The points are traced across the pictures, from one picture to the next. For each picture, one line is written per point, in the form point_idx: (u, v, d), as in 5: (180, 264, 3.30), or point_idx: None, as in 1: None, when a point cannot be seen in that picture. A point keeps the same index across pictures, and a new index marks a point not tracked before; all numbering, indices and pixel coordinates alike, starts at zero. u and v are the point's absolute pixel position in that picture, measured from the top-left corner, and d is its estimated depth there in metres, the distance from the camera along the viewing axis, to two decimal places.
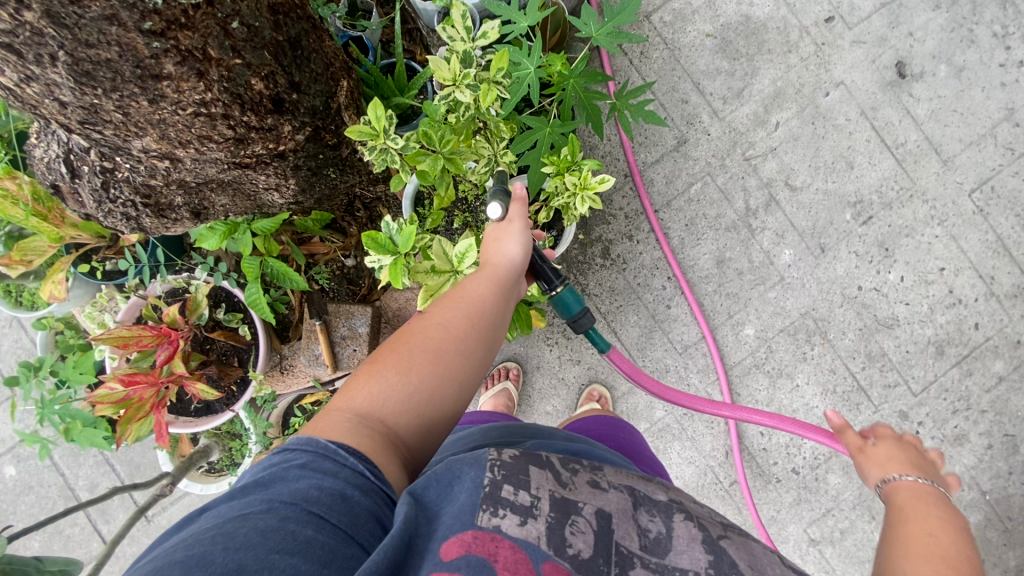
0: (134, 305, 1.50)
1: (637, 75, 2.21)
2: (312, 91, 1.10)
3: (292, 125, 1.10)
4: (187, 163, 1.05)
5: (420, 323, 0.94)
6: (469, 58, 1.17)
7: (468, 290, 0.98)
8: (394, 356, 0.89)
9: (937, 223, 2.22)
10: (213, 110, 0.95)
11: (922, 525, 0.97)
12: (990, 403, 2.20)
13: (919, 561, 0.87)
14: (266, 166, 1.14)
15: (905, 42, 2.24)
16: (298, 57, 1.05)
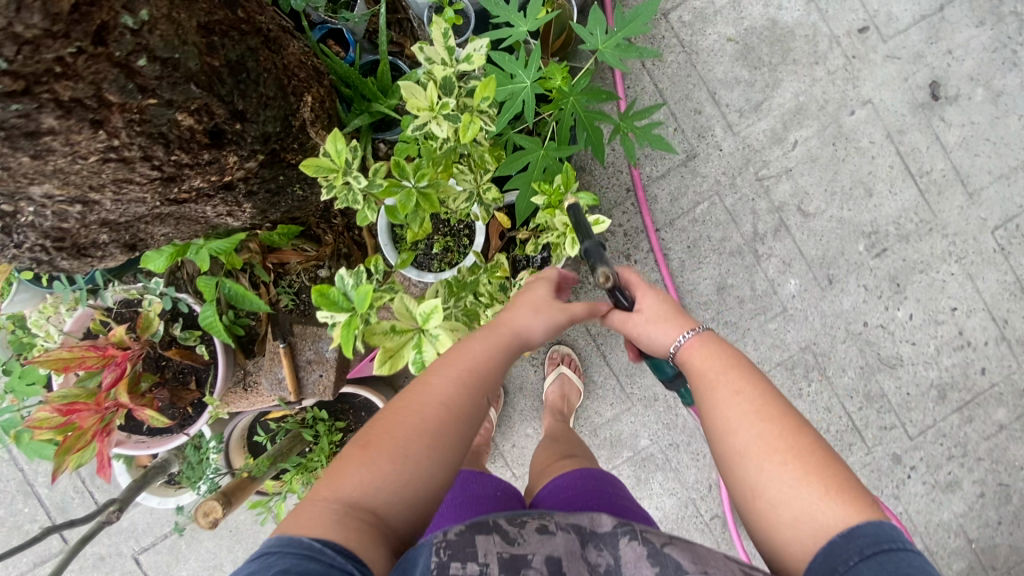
0: (84, 314, 1.40)
1: (649, 79, 2.03)
2: (261, 118, 1.00)
3: (239, 155, 1.00)
4: (106, 205, 0.94)
5: (416, 391, 0.87)
6: (450, 84, 1.05)
7: (470, 355, 0.92)
8: (386, 433, 0.82)
9: (954, 260, 2.08)
10: (127, 155, 0.85)
11: (726, 382, 0.94)
12: (987, 452, 2.13)
13: (776, 464, 0.84)
14: (211, 198, 1.05)
15: (942, 61, 2.06)
16: (240, 81, 0.94)
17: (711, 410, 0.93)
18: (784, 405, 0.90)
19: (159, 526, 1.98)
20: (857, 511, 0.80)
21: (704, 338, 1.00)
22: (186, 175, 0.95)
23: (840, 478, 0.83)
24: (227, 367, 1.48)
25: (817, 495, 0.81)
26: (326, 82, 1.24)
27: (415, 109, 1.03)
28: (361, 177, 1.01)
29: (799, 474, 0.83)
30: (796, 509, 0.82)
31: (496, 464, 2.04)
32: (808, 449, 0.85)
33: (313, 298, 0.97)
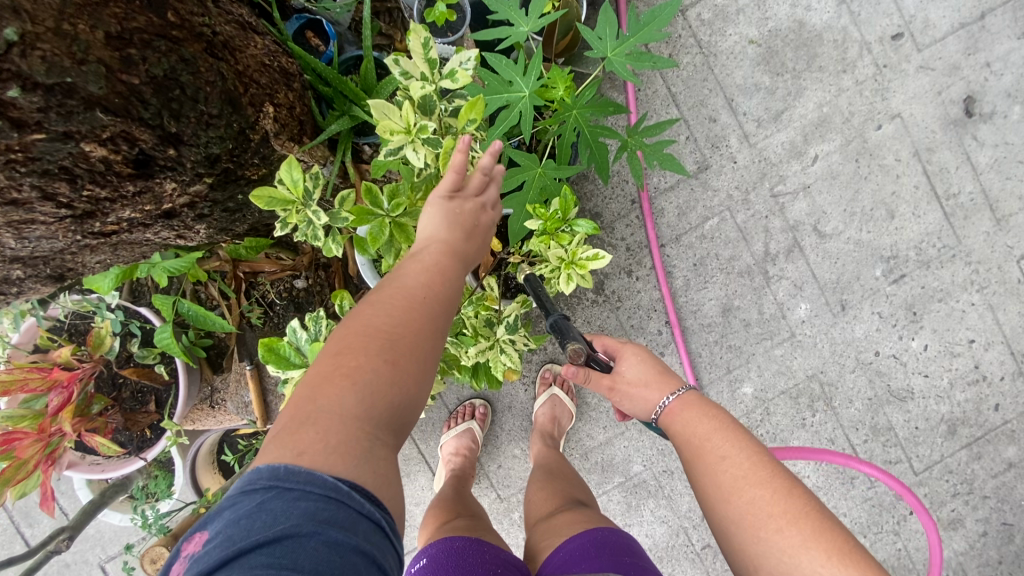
0: (30, 326, 1.26)
1: (662, 81, 1.88)
2: (202, 139, 0.88)
3: (177, 181, 0.89)
4: (16, 244, 0.85)
5: (419, 305, 0.78)
6: (429, 104, 0.93)
7: (459, 268, 0.87)
8: (407, 353, 0.73)
9: (976, 290, 1.95)
10: (20, 197, 0.76)
11: (715, 449, 0.97)
12: (993, 489, 1.99)
13: (771, 530, 0.87)
14: (149, 226, 0.95)
15: (979, 75, 1.90)
16: (170, 100, 0.81)
17: (704, 477, 0.96)
18: (775, 468, 0.93)
19: (127, 534, 1.81)
20: (859, 572, 0.81)
21: (693, 406, 1.05)
22: (107, 209, 0.86)
23: (837, 539, 0.84)
24: (190, 388, 1.37)
25: (815, 561, 0.83)
26: (297, 84, 1.10)
27: (387, 131, 0.88)
28: (320, 212, 0.92)
29: (796, 539, 0.85)
30: (799, 574, 0.83)
31: (481, 484, 1.95)
32: (803, 513, 0.87)
33: (261, 352, 1.04)
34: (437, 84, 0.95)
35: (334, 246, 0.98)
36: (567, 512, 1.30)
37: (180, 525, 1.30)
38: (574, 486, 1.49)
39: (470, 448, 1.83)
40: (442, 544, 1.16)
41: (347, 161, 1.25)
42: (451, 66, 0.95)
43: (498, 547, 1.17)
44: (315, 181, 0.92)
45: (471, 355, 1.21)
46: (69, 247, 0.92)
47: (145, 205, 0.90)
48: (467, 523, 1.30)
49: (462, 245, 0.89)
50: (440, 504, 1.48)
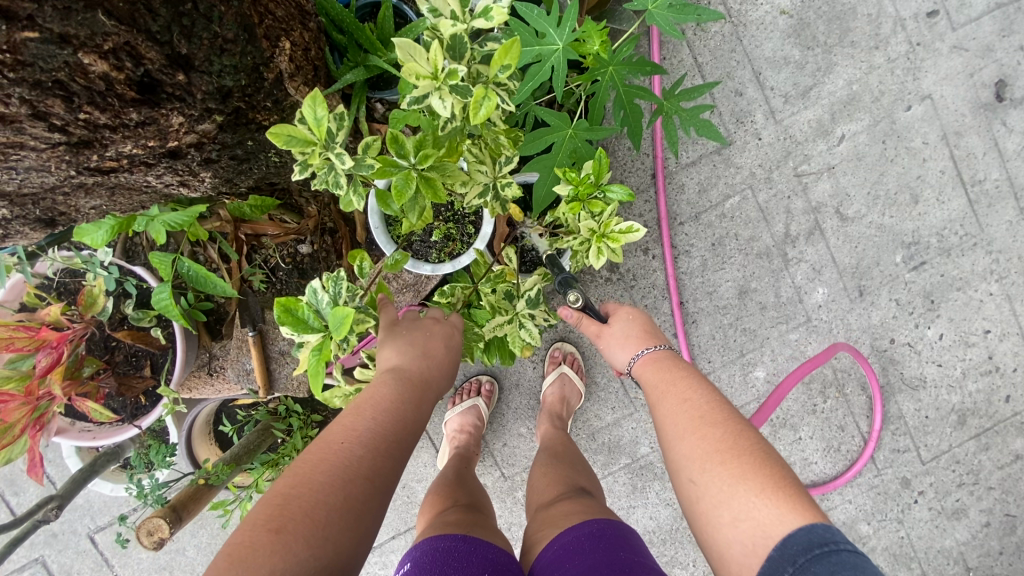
0: (17, 283, 1.18)
1: (688, 51, 1.79)
2: (216, 68, 0.80)
3: (184, 115, 0.82)
4: (3, 172, 0.78)
5: (331, 451, 0.74)
6: (461, 46, 0.82)
7: (398, 400, 0.85)
8: (300, 512, 0.66)
9: (995, 279, 1.91)
10: (6, 112, 0.68)
11: (676, 390, 0.94)
12: (999, 480, 1.95)
13: (715, 463, 0.81)
14: (151, 167, 0.88)
15: (1013, 58, 1.84)
16: (181, 15, 0.72)
17: (661, 416, 0.93)
18: (729, 411, 0.88)
19: (116, 505, 1.74)
20: (796, 511, 0.74)
21: (658, 353, 1.03)
22: (104, 139, 0.78)
23: (777, 475, 0.77)
24: (188, 354, 1.30)
25: (751, 492, 0.76)
26: (312, 25, 1.01)
27: (412, 76, 0.80)
28: (344, 156, 0.82)
29: (736, 474, 0.78)
30: (734, 507, 0.77)
31: (485, 463, 1.90)
32: (749, 451, 0.81)
33: (278, 314, 0.86)
34: (469, 25, 0.82)
35: (355, 197, 0.90)
36: (567, 502, 1.25)
37: (179, 497, 1.24)
38: (579, 472, 1.43)
39: (475, 425, 1.77)
40: (428, 544, 1.09)
41: (361, 115, 1.15)
42: (484, 7, 0.82)
43: (488, 544, 1.13)
44: (338, 122, 0.84)
45: (488, 330, 1.14)
46: (62, 185, 0.85)
47: (148, 141, 0.82)
48: (459, 517, 1.23)
49: (403, 370, 0.90)
50: (439, 488, 1.44)
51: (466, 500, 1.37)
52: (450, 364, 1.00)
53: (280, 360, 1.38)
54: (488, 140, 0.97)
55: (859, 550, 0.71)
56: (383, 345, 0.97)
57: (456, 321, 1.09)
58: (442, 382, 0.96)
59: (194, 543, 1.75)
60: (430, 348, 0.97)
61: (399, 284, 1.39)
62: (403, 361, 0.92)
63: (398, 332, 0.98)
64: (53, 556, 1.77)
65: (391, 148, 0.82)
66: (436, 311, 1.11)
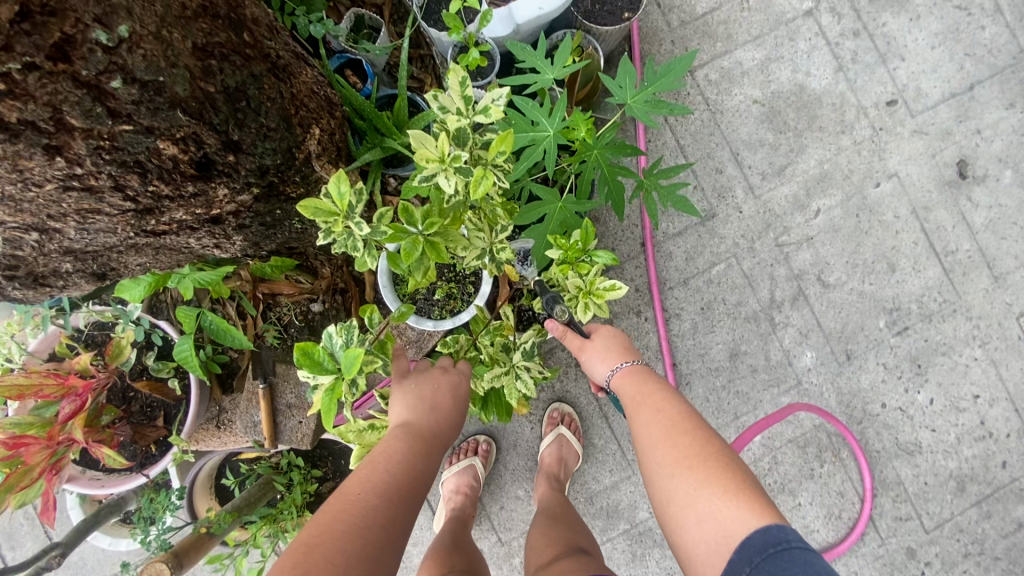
0: (52, 334, 1.28)
1: (672, 134, 1.99)
2: (259, 149, 0.95)
3: (230, 188, 0.95)
4: (71, 234, 0.90)
5: (349, 502, 0.79)
6: (464, 136, 0.97)
7: (409, 453, 0.91)
8: (322, 559, 0.70)
9: (978, 344, 1.97)
10: (90, 184, 0.80)
11: (649, 402, 1.01)
12: (1006, 552, 1.91)
13: (682, 469, 0.87)
14: (195, 231, 1.00)
15: (970, 140, 2.02)
16: (236, 110, 0.88)
17: (636, 426, 1.00)
18: (696, 420, 0.95)
19: (109, 564, 1.73)
20: (755, 512, 0.80)
21: (635, 368, 1.12)
22: (164, 207, 0.91)
23: (739, 480, 0.84)
24: (200, 405, 1.37)
25: (714, 497, 0.82)
26: (339, 114, 1.18)
27: (423, 160, 0.93)
28: (362, 225, 0.94)
29: (701, 478, 0.85)
30: (699, 510, 0.83)
31: (482, 526, 1.89)
32: (712, 455, 0.88)
33: (296, 357, 0.94)
34: (472, 119, 0.97)
35: (369, 259, 1.00)
36: (564, 561, 1.26)
37: (181, 544, 1.26)
38: (577, 533, 1.45)
39: (472, 485, 1.79)
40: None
41: (376, 189, 1.30)
42: (485, 102, 0.96)
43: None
44: (358, 196, 0.96)
45: (487, 380, 1.22)
46: (119, 245, 0.98)
47: (197, 209, 0.96)
48: None
49: (413, 424, 0.97)
50: (436, 552, 1.44)
51: (463, 565, 1.37)
52: (459, 418, 1.06)
53: (287, 413, 1.44)
54: (486, 212, 1.09)
55: (810, 547, 0.77)
56: (397, 400, 1.03)
57: (464, 371, 1.16)
58: (449, 433, 1.03)
59: None
60: (438, 400, 1.04)
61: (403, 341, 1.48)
62: (416, 416, 0.99)
63: (408, 385, 1.04)
64: None
65: (401, 218, 0.94)
66: (446, 359, 1.18)
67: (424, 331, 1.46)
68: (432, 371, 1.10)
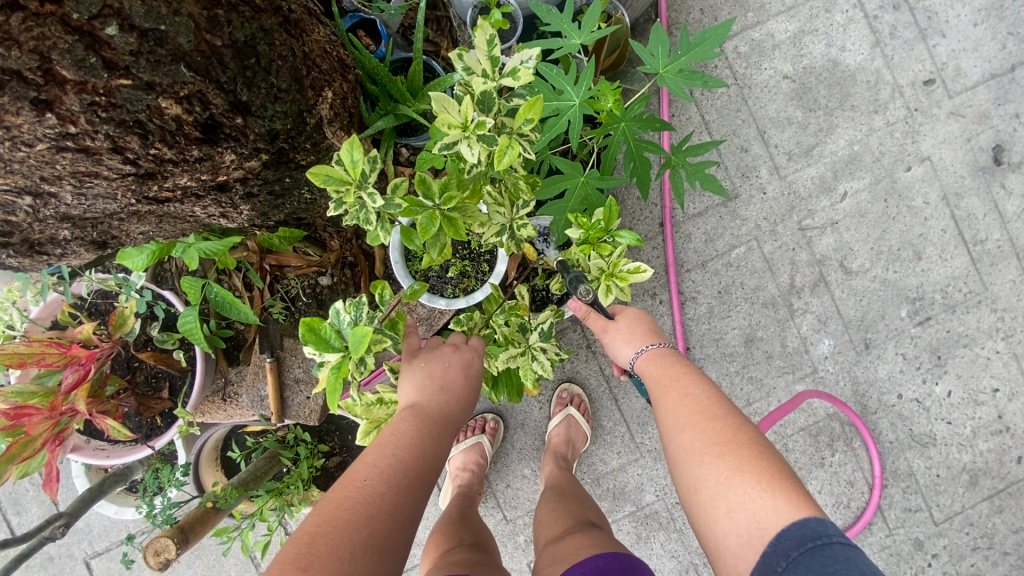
0: (54, 301, 1.25)
1: (696, 109, 1.90)
2: (268, 113, 0.89)
3: (237, 153, 0.90)
4: (68, 200, 0.85)
5: (353, 489, 0.76)
6: (490, 100, 0.89)
7: (418, 435, 0.87)
8: (326, 551, 0.67)
9: (1001, 337, 1.92)
10: (85, 144, 0.75)
11: (678, 385, 0.96)
12: (1015, 546, 1.89)
13: (714, 456, 0.83)
14: (200, 198, 0.95)
15: (1009, 124, 1.93)
16: (245, 68, 0.82)
17: (663, 410, 0.96)
18: (728, 406, 0.91)
19: (115, 531, 1.73)
20: (791, 504, 0.77)
21: (662, 350, 1.06)
22: (166, 171, 0.86)
23: (774, 469, 0.80)
24: (206, 377, 1.34)
25: (747, 485, 0.79)
26: (351, 76, 1.10)
27: (444, 126, 0.87)
28: (375, 196, 0.88)
29: (733, 467, 0.81)
30: (731, 498, 0.80)
31: (487, 504, 1.88)
32: (745, 444, 0.84)
33: (302, 333, 0.90)
34: (498, 82, 0.90)
35: (382, 232, 0.96)
36: (576, 536, 1.25)
37: (186, 519, 1.25)
38: (587, 507, 1.44)
39: (479, 463, 1.77)
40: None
41: (389, 159, 1.24)
42: (513, 65, 0.90)
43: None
44: (373, 164, 0.90)
45: (501, 361, 1.17)
46: (119, 212, 0.93)
47: (202, 174, 0.90)
48: (464, 557, 1.23)
49: (421, 406, 0.93)
50: (444, 528, 1.43)
51: (472, 539, 1.36)
52: (472, 398, 1.02)
53: (293, 388, 1.41)
54: (508, 184, 1.04)
55: (849, 543, 0.75)
56: (405, 380, 0.99)
57: (477, 346, 1.10)
58: (461, 413, 0.99)
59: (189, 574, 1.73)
60: (448, 379, 0.99)
61: (413, 318, 1.44)
62: (426, 396, 0.95)
63: (416, 365, 1.00)
64: None
65: (418, 190, 0.88)
66: (458, 336, 1.13)
67: (436, 308, 1.42)
68: (443, 348, 1.06)
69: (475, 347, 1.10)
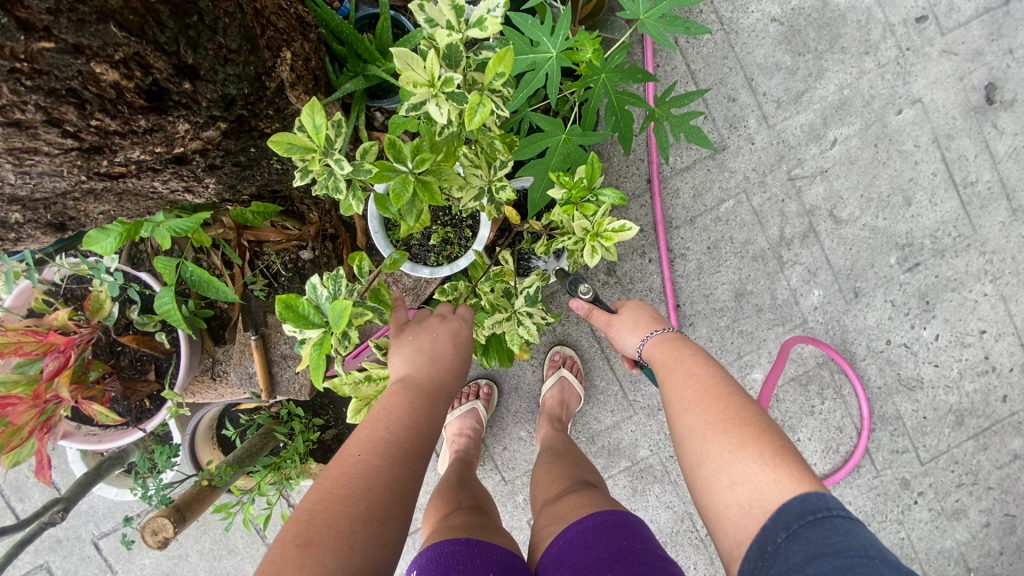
0: (26, 289, 1.21)
1: (681, 58, 1.83)
2: (220, 77, 0.83)
3: (191, 123, 0.85)
4: (14, 179, 0.82)
5: (348, 465, 0.76)
6: (456, 54, 0.85)
7: (410, 407, 0.86)
8: (324, 526, 0.68)
9: (989, 280, 1.92)
10: (17, 117, 0.71)
11: (681, 364, 0.97)
12: (998, 481, 1.96)
13: (717, 431, 0.85)
14: (157, 173, 0.91)
15: (1002, 61, 1.87)
16: (187, 26, 0.76)
17: (667, 389, 0.97)
18: (732, 385, 0.92)
19: (120, 510, 1.76)
20: (794, 479, 0.78)
21: (668, 335, 1.08)
22: (114, 144, 0.82)
23: (775, 444, 0.81)
24: (192, 358, 1.32)
25: (749, 460, 0.80)
26: (312, 36, 1.05)
27: (411, 84, 0.83)
28: (342, 161, 0.84)
29: (736, 442, 0.82)
30: (733, 472, 0.81)
31: (485, 467, 1.91)
32: (747, 420, 0.85)
33: (278, 311, 0.87)
34: (464, 33, 0.86)
35: (354, 201, 0.91)
36: (572, 496, 1.27)
37: (182, 498, 1.25)
38: (581, 467, 1.46)
39: (474, 429, 1.79)
40: (432, 550, 1.10)
41: (361, 124, 1.18)
42: (479, 15, 0.85)
43: (491, 545, 1.13)
44: (336, 129, 0.86)
45: (488, 328, 1.16)
46: (73, 189, 0.89)
47: (156, 147, 0.86)
48: (463, 521, 1.25)
49: (412, 378, 0.91)
50: (441, 492, 1.46)
51: (470, 502, 1.39)
52: (465, 368, 1.01)
53: (282, 363, 1.40)
54: (484, 145, 0.99)
55: (850, 516, 0.76)
56: (395, 353, 0.98)
57: (464, 315, 1.08)
58: (455, 381, 0.97)
59: (197, 548, 1.77)
60: (437, 350, 0.97)
61: (399, 289, 1.42)
62: (417, 368, 0.93)
63: (405, 338, 0.98)
64: (58, 562, 1.78)
65: (388, 154, 0.84)
66: (446, 306, 1.11)
67: (422, 277, 1.39)
68: (431, 319, 1.03)
69: (465, 315, 1.07)
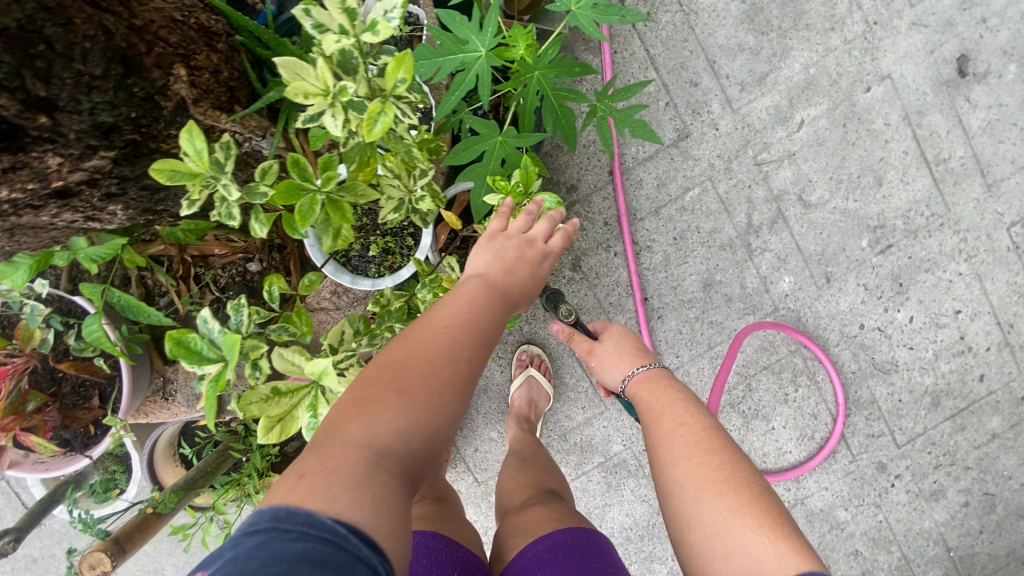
0: None
1: (639, 44, 1.77)
2: (86, 106, 0.80)
3: (63, 156, 0.81)
4: None
5: (439, 336, 0.79)
6: (351, 62, 0.79)
7: (489, 307, 0.88)
8: (412, 385, 0.72)
9: (964, 259, 1.88)
10: None
11: (672, 415, 0.97)
12: (976, 460, 1.94)
13: (712, 492, 0.84)
14: (42, 208, 0.85)
15: (974, 32, 1.80)
16: (32, 58, 0.72)
17: (657, 438, 0.96)
18: (726, 440, 0.92)
19: None
20: (795, 553, 0.76)
21: (655, 377, 1.09)
22: None
23: (773, 512, 0.81)
24: (135, 383, 1.28)
25: (747, 527, 0.79)
26: (223, 46, 1.01)
27: (302, 95, 0.77)
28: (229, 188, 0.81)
29: (733, 507, 0.81)
30: (731, 541, 0.79)
31: (458, 469, 1.90)
32: (741, 482, 0.84)
33: (167, 347, 0.86)
34: (359, 38, 0.80)
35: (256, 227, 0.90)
36: (537, 508, 1.25)
37: (123, 529, 1.24)
38: (548, 474, 1.45)
39: None
40: None
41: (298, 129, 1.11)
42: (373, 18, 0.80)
43: (456, 544, 1.12)
44: (225, 152, 0.84)
45: None
46: None
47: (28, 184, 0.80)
48: (427, 513, 1.23)
49: (491, 280, 0.93)
50: None
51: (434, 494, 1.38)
52: (534, 286, 1.01)
53: None
54: (401, 154, 0.94)
55: None
56: (477, 251, 0.98)
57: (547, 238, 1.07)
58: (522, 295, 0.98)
59: (171, 562, 1.76)
60: (516, 263, 0.98)
61: (348, 300, 1.38)
62: (497, 272, 0.94)
63: (490, 240, 0.99)
64: None
65: (292, 173, 0.81)
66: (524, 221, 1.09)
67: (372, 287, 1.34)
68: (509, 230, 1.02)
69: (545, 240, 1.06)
